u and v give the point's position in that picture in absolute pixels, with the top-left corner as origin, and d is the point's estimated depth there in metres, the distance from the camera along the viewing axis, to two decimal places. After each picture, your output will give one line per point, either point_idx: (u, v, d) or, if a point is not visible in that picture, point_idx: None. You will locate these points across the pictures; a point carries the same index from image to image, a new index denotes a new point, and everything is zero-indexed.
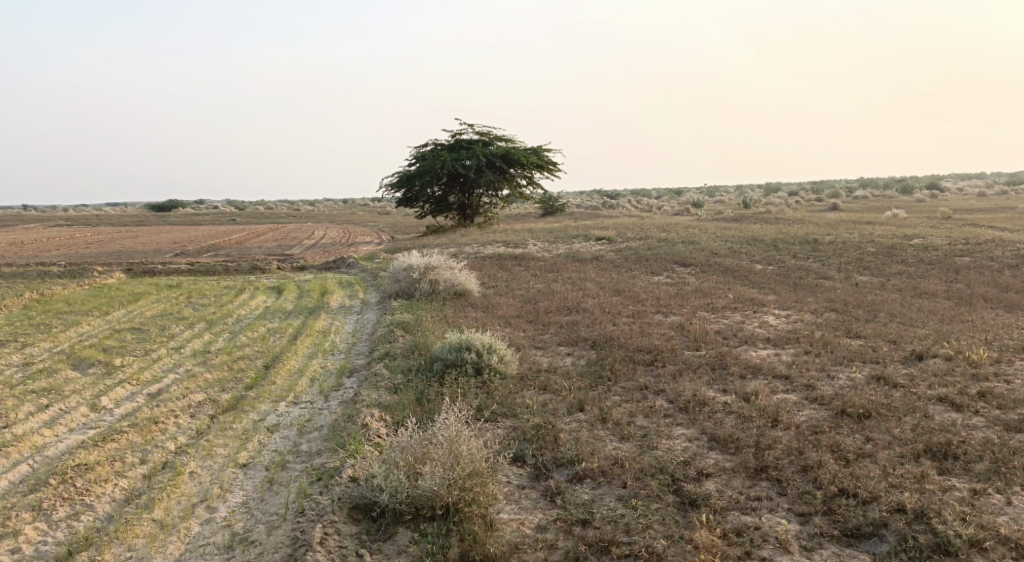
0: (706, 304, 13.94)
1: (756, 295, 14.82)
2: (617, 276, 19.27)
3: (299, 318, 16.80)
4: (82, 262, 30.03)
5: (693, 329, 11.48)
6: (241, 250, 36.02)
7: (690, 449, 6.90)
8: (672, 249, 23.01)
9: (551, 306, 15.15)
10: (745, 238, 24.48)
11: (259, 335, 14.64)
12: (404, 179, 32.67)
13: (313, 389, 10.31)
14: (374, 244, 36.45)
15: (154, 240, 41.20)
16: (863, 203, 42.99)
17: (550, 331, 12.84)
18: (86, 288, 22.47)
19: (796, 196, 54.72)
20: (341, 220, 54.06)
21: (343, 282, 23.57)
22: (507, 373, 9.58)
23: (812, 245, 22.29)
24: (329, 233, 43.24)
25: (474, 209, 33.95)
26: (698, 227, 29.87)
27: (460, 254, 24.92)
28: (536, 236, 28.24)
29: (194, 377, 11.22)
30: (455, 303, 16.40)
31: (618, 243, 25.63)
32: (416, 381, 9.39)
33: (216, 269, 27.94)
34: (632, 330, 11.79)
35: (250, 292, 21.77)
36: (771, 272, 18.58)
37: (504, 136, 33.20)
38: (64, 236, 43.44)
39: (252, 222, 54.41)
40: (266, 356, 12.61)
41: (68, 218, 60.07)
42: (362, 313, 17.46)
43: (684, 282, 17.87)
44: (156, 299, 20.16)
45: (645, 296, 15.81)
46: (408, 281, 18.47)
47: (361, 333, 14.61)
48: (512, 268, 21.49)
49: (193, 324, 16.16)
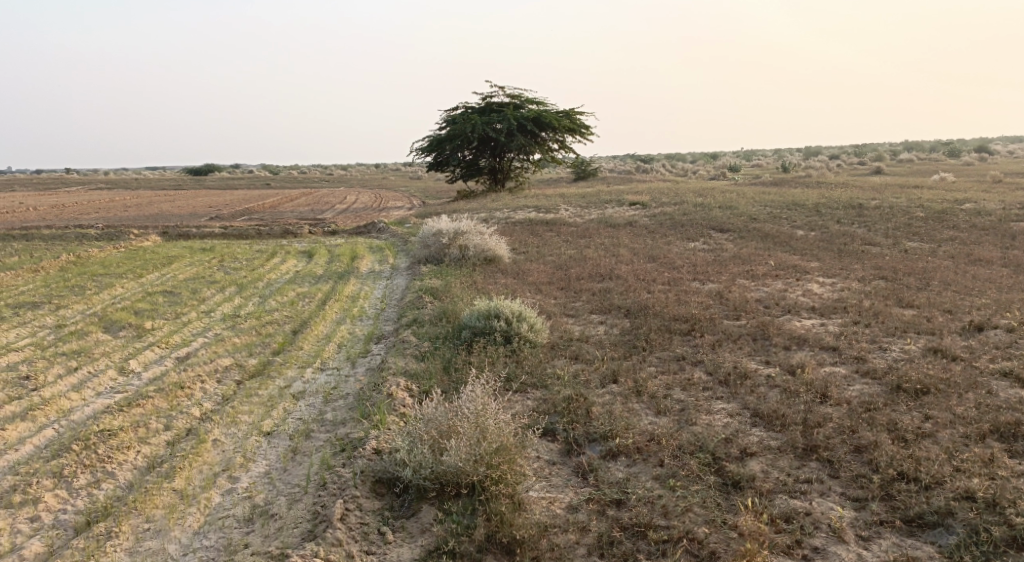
0: (746, 271, 13.46)
1: (797, 262, 14.28)
2: (651, 242, 18.80)
3: (329, 282, 16.58)
4: (118, 225, 30.14)
5: (733, 298, 11.06)
6: (275, 214, 36.00)
7: (732, 426, 6.53)
8: (708, 215, 22.42)
9: (584, 272, 14.77)
10: (785, 203, 23.78)
11: (288, 300, 14.41)
12: (435, 143, 32.31)
13: (341, 355, 10.05)
14: (405, 209, 36.20)
15: (190, 204, 41.35)
16: (906, 167, 41.75)
17: (583, 298, 12.48)
18: (121, 251, 22.50)
19: (837, 160, 53.34)
20: (373, 184, 53.85)
21: (373, 247, 23.33)
22: (537, 342, 9.31)
23: (856, 210, 21.57)
24: (361, 197, 43.05)
25: (505, 172, 33.41)
26: (736, 191, 29.17)
27: (492, 219, 24.57)
28: (569, 200, 27.76)
29: (222, 340, 10.93)
30: (486, 269, 16.08)
31: (652, 208, 25.07)
32: (443, 349, 9.14)
33: (249, 233, 27.86)
34: (669, 298, 11.38)
35: (281, 256, 21.62)
36: (813, 238, 17.98)
37: (536, 99, 32.57)
38: (104, 199, 43.84)
39: (286, 187, 54.41)
40: (295, 321, 12.32)
41: (106, 182, 60.64)
42: (392, 279, 17.22)
43: (722, 248, 17.35)
44: (189, 262, 20.07)
45: (681, 263, 15.35)
46: (438, 246, 18.17)
47: (390, 299, 14.37)
48: (544, 234, 21.08)
49: (223, 288, 16.01)
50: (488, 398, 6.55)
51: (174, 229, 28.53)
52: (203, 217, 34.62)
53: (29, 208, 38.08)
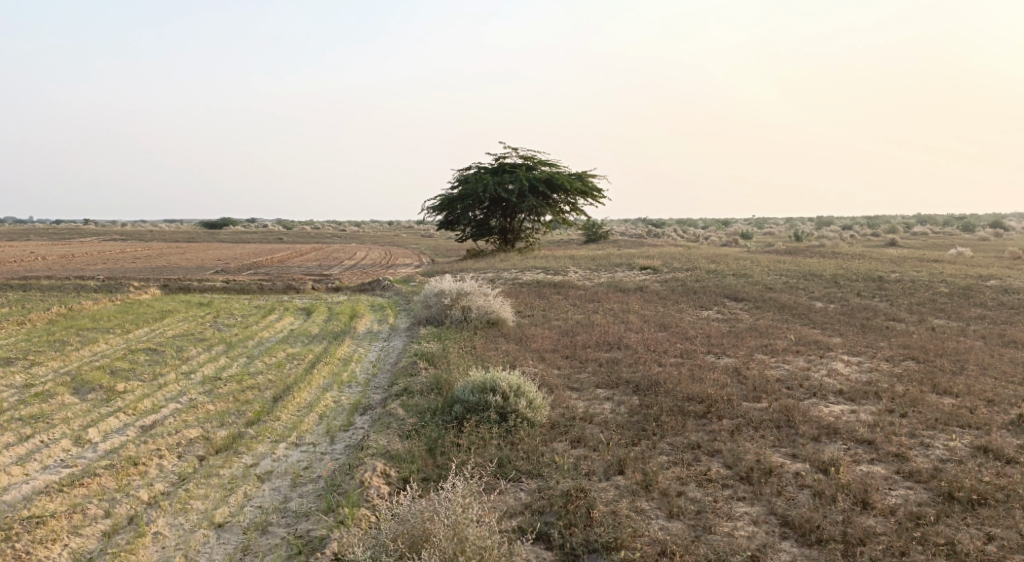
0: (764, 345, 12.60)
1: (820, 337, 13.37)
2: (663, 310, 17.96)
3: (323, 343, 15.75)
4: (121, 276, 29.54)
5: (752, 375, 10.17)
6: (281, 269, 35.43)
7: (758, 539, 5.69)
8: (722, 282, 21.58)
9: (591, 340, 13.91)
10: (802, 272, 22.96)
11: (276, 361, 13.56)
12: (445, 203, 31.84)
13: (320, 428, 9.14)
14: (413, 267, 35.56)
15: (198, 256, 40.90)
16: (923, 239, 40.95)
17: (589, 370, 11.59)
18: (116, 303, 21.78)
19: (852, 229, 52.70)
20: (383, 241, 53.47)
21: (375, 306, 22.55)
22: (535, 421, 8.42)
23: (878, 282, 20.69)
24: (369, 254, 42.49)
25: (515, 233, 32.79)
26: (750, 258, 28.46)
27: (498, 279, 23.86)
28: (579, 263, 27.08)
29: (194, 407, 10.03)
30: (487, 334, 15.26)
31: (663, 273, 24.34)
32: (432, 426, 8.25)
33: (251, 288, 27.20)
34: (683, 373, 10.50)
35: (279, 312, 20.86)
36: (834, 311, 17.13)
37: (548, 161, 32.15)
38: (114, 249, 43.50)
39: (298, 241, 54.10)
40: (278, 386, 11.40)
41: (124, 232, 60.55)
42: (389, 340, 16.39)
43: (737, 318, 16.48)
44: (183, 317, 19.33)
45: (694, 333, 14.50)
46: (438, 307, 17.38)
47: (383, 363, 13.53)
48: (551, 297, 20.28)
49: (211, 346, 15.18)
50: (472, 498, 5.76)
51: (175, 282, 27.90)
52: (208, 270, 34.07)
53: (36, 256, 37.73)
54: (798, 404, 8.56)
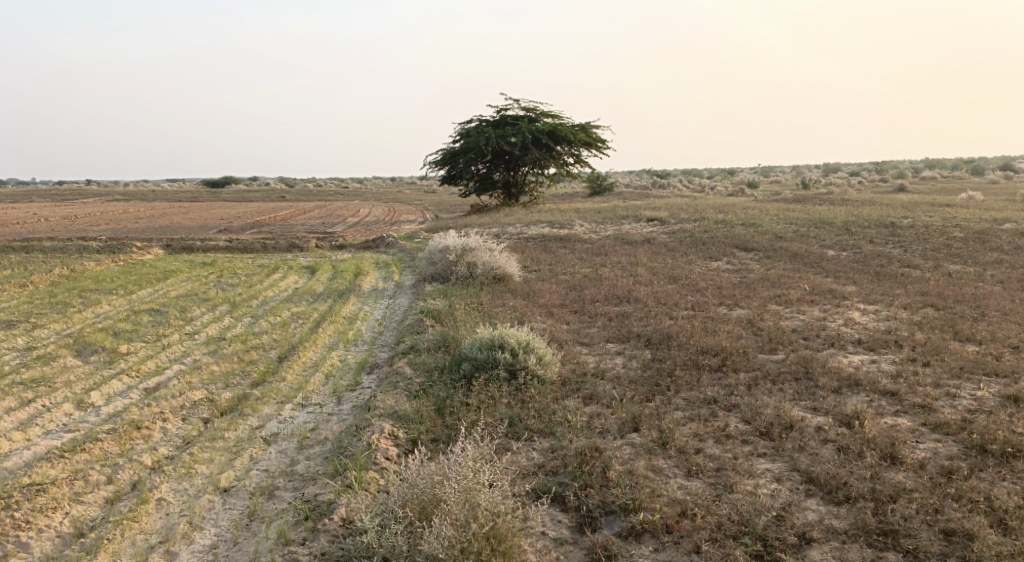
0: (777, 295, 12.36)
1: (834, 287, 13.10)
2: (671, 261, 17.69)
3: (328, 301, 15.53)
4: (124, 237, 29.29)
5: (767, 327, 9.94)
6: (285, 227, 35.15)
7: (781, 497, 5.53)
8: (730, 232, 21.26)
9: (600, 293, 13.67)
10: (812, 220, 22.60)
11: (280, 320, 13.34)
12: (448, 157, 31.40)
13: (327, 388, 8.94)
14: (417, 223, 35.23)
15: (201, 216, 40.58)
16: (932, 184, 40.35)
17: (599, 325, 11.37)
18: (120, 265, 21.57)
19: (859, 176, 52.10)
20: (387, 197, 53.03)
21: (379, 263, 22.31)
22: (546, 378, 8.23)
23: (889, 229, 20.35)
24: (372, 211, 42.15)
25: (519, 187, 32.38)
26: (758, 207, 28.06)
27: (503, 234, 23.57)
28: (584, 215, 26.72)
29: (197, 369, 9.81)
30: (494, 289, 15.04)
31: (670, 224, 24.01)
32: (440, 385, 8.06)
33: (255, 247, 26.95)
34: (695, 326, 10.27)
35: (283, 271, 20.63)
36: (846, 259, 16.85)
37: (551, 112, 31.60)
38: (118, 211, 43.27)
39: (302, 199, 53.69)
40: (283, 346, 11.19)
41: (127, 193, 60.19)
42: (395, 298, 16.17)
43: (748, 269, 16.20)
44: (186, 278, 19.11)
45: (705, 284, 14.26)
46: (444, 263, 17.14)
47: (389, 320, 13.32)
48: (558, 251, 19.98)
49: (215, 306, 14.97)
50: (484, 461, 5.56)
51: (179, 242, 27.67)
52: (212, 230, 33.80)
53: (39, 219, 37.49)
54: (816, 356, 8.34)
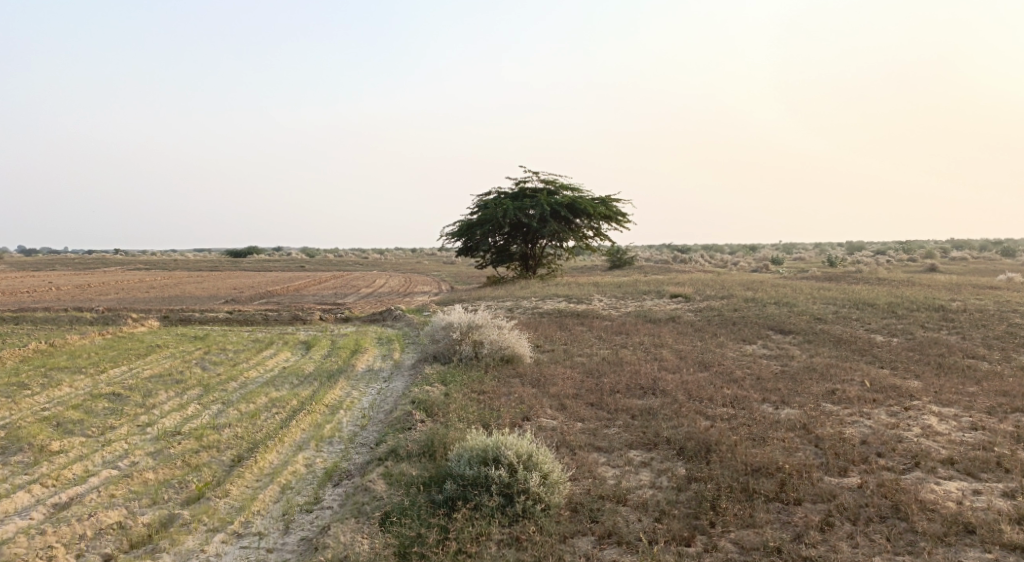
0: (831, 394, 10.65)
1: (895, 385, 11.29)
2: (700, 344, 15.89)
3: (313, 384, 13.74)
4: (122, 307, 27.90)
5: (830, 442, 8.18)
6: (294, 298, 33.68)
7: None
8: (763, 312, 19.41)
9: (621, 382, 11.85)
10: (852, 300, 20.77)
11: (251, 409, 11.41)
12: (463, 228, 30.02)
13: (276, 508, 7.14)
14: (429, 295, 33.60)
15: (210, 286, 39.20)
16: (966, 265, 38.49)
17: (620, 425, 9.59)
18: (105, 338, 19.96)
19: (889, 254, 50.28)
20: (405, 268, 51.69)
21: (382, 339, 20.62)
22: (550, 504, 6.45)
23: (941, 312, 18.52)
24: (388, 282, 40.76)
25: (537, 259, 30.79)
26: (790, 285, 26.39)
27: (517, 309, 21.94)
28: (603, 290, 25.08)
29: (126, 477, 7.93)
30: (500, 373, 13.32)
31: (696, 300, 22.27)
32: (407, 525, 6.17)
33: (256, 319, 25.38)
34: (739, 434, 8.49)
35: (277, 347, 18.93)
36: (900, 346, 15.06)
37: (570, 184, 30.29)
38: (130, 279, 42.14)
39: (317, 269, 52.44)
40: (242, 445, 9.31)
41: (146, 261, 59.38)
42: (390, 380, 14.39)
43: (788, 356, 14.37)
44: (170, 353, 17.44)
45: (742, 374, 12.45)
46: (446, 342, 15.39)
47: (376, 410, 11.55)
48: (574, 329, 18.21)
49: (185, 387, 13.17)
50: None
51: (178, 313, 26.18)
52: (220, 300, 32.32)
53: (50, 286, 36.48)
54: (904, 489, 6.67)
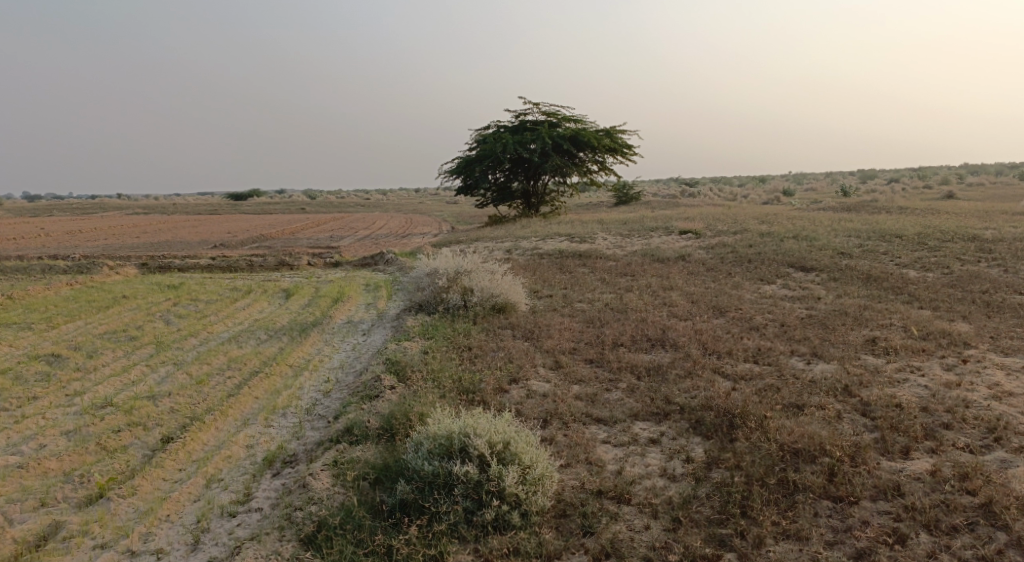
0: (872, 345, 9.11)
1: (942, 329, 9.75)
2: (715, 285, 14.31)
3: (283, 338, 12.20)
4: (101, 255, 26.26)
5: (883, 411, 6.64)
6: (285, 242, 32.03)
7: None
8: (781, 247, 17.75)
9: (626, 333, 10.28)
10: (876, 232, 19.08)
11: (201, 373, 9.82)
12: (462, 166, 28.21)
13: (191, 511, 5.91)
14: (427, 237, 31.90)
15: (201, 231, 37.50)
16: (983, 192, 36.67)
17: (625, 388, 8.10)
18: (70, 289, 18.36)
19: (902, 182, 48.28)
20: (406, 208, 49.79)
21: (369, 285, 19.02)
22: (530, 509, 5.30)
23: (976, 242, 16.84)
24: (387, 223, 39.05)
25: (540, 196, 29.07)
26: (806, 217, 24.71)
27: (516, 249, 20.30)
28: (608, 227, 23.41)
29: (21, 469, 6.48)
30: (492, 323, 11.80)
31: (707, 236, 20.61)
32: (336, 551, 5.09)
33: (240, 265, 23.79)
34: (769, 399, 6.99)
35: (253, 297, 17.31)
36: (939, 283, 13.46)
37: (573, 116, 28.33)
38: (119, 225, 40.41)
39: (317, 212, 50.72)
40: (176, 422, 7.78)
41: (141, 206, 57.43)
42: (370, 333, 12.88)
43: (813, 297, 12.80)
44: (135, 305, 15.86)
45: (765, 320, 10.91)
46: (432, 289, 13.78)
47: (347, 369, 10.10)
48: (576, 271, 16.58)
49: (136, 345, 11.44)
50: None
51: (157, 260, 24.56)
52: (209, 246, 30.68)
53: (37, 234, 34.95)
54: (995, 495, 5.24)
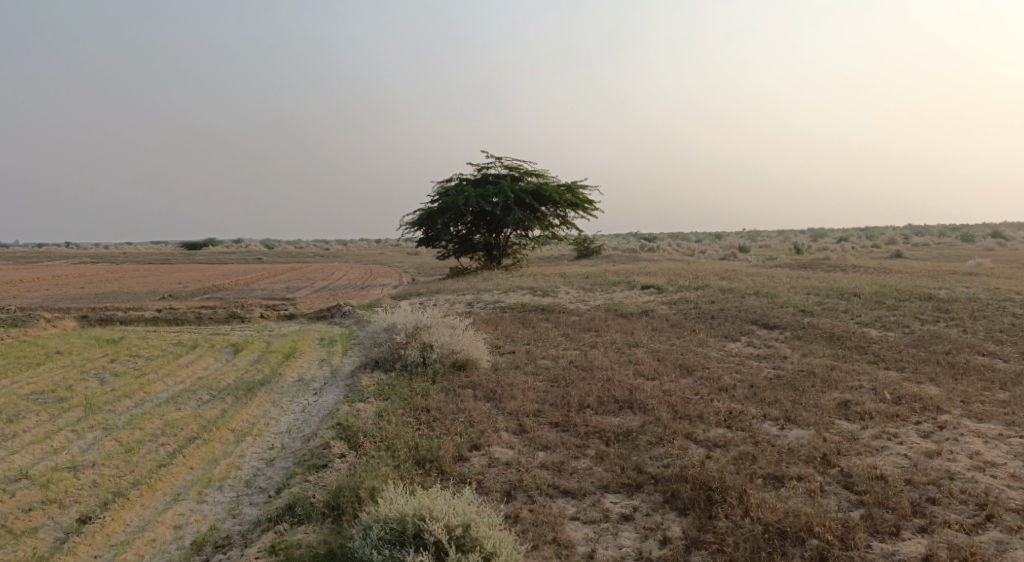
0: (846, 408, 8.77)
1: (914, 392, 9.47)
2: (680, 343, 13.98)
3: (227, 398, 11.49)
4: (42, 306, 25.11)
5: (866, 484, 6.25)
6: (239, 293, 31.11)
7: None
8: (744, 304, 17.55)
9: (592, 393, 9.81)
10: (836, 289, 19.03)
11: (133, 440, 9.08)
12: (423, 217, 27.80)
13: None
14: (386, 289, 31.28)
15: (151, 281, 36.36)
16: (931, 250, 37.39)
17: (592, 457, 7.59)
18: (3, 344, 17.34)
19: (854, 240, 49.02)
20: (365, 259, 49.11)
21: (323, 340, 18.34)
22: None
23: (935, 301, 16.83)
24: (346, 275, 38.36)
25: (501, 249, 28.77)
26: (766, 273, 24.72)
27: (476, 304, 19.83)
28: (569, 281, 23.11)
29: None
30: (450, 382, 11.25)
31: (669, 292, 20.39)
32: None
33: (189, 318, 22.91)
34: (747, 469, 6.54)
35: (200, 352, 16.51)
36: (903, 343, 13.29)
37: (535, 170, 28.23)
38: (65, 273, 39.03)
39: (273, 262, 49.76)
40: (98, 498, 7.09)
41: (89, 255, 55.80)
42: (322, 392, 12.24)
43: (779, 356, 12.51)
44: (71, 362, 14.97)
45: (733, 381, 10.55)
46: (388, 346, 13.20)
47: (294, 434, 9.46)
48: (538, 327, 16.15)
49: (64, 407, 10.62)
50: None
51: (101, 311, 23.54)
52: (157, 297, 29.60)
53: None
54: None
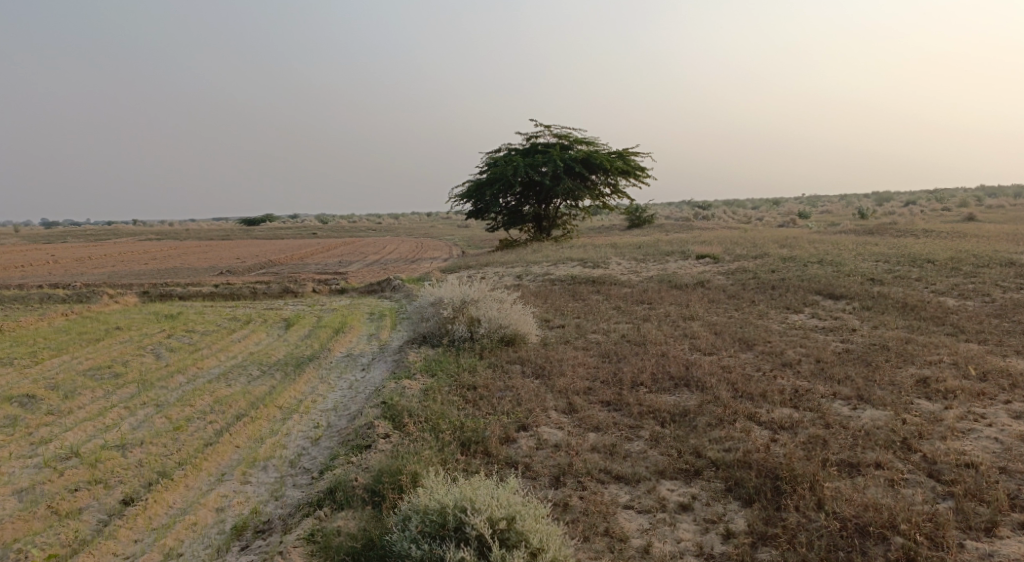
0: (924, 385, 8.14)
1: (998, 367, 8.76)
2: (739, 315, 13.36)
3: (276, 373, 11.34)
4: (102, 282, 25.56)
5: (954, 473, 5.69)
6: (292, 267, 31.26)
7: None
8: (806, 273, 16.76)
9: (647, 370, 9.33)
10: (905, 256, 18.06)
11: (181, 418, 8.94)
12: (472, 189, 27.39)
13: None
14: (436, 262, 31.06)
15: (207, 257, 36.84)
16: (1004, 213, 35.59)
17: (649, 439, 7.15)
18: (63, 320, 17.58)
19: (920, 204, 47.05)
20: (417, 232, 49.06)
21: (373, 314, 18.15)
22: None
23: (1014, 267, 15.80)
24: (397, 248, 38.28)
25: (551, 219, 28.24)
26: (828, 240, 23.74)
27: (526, 276, 19.41)
28: (622, 251, 22.52)
29: None
30: (500, 357, 10.89)
31: (726, 261, 19.67)
32: None
33: (243, 293, 23.02)
34: (817, 454, 6.03)
35: (252, 327, 16.47)
36: (981, 312, 12.46)
37: (585, 138, 27.54)
38: (126, 250, 39.83)
39: (326, 236, 50.06)
40: (142, 478, 6.92)
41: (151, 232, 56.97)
42: (370, 368, 12.00)
43: (846, 328, 11.83)
44: (126, 337, 15.04)
45: (798, 355, 9.94)
46: (436, 320, 12.89)
47: (340, 412, 9.21)
48: (590, 299, 15.66)
49: (117, 383, 10.58)
50: None
51: (158, 287, 23.82)
52: (214, 272, 29.90)
53: (43, 260, 34.36)
54: None
